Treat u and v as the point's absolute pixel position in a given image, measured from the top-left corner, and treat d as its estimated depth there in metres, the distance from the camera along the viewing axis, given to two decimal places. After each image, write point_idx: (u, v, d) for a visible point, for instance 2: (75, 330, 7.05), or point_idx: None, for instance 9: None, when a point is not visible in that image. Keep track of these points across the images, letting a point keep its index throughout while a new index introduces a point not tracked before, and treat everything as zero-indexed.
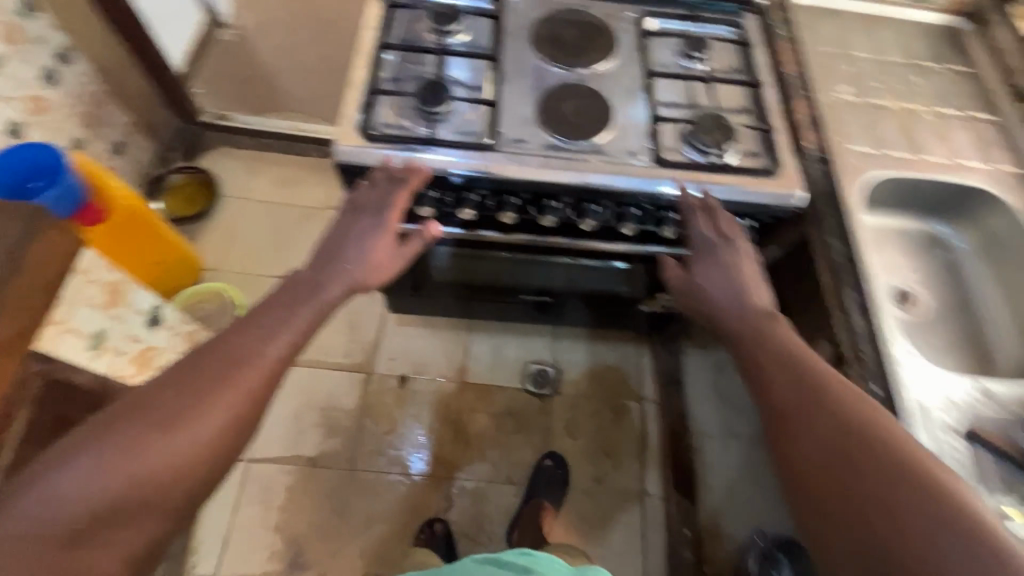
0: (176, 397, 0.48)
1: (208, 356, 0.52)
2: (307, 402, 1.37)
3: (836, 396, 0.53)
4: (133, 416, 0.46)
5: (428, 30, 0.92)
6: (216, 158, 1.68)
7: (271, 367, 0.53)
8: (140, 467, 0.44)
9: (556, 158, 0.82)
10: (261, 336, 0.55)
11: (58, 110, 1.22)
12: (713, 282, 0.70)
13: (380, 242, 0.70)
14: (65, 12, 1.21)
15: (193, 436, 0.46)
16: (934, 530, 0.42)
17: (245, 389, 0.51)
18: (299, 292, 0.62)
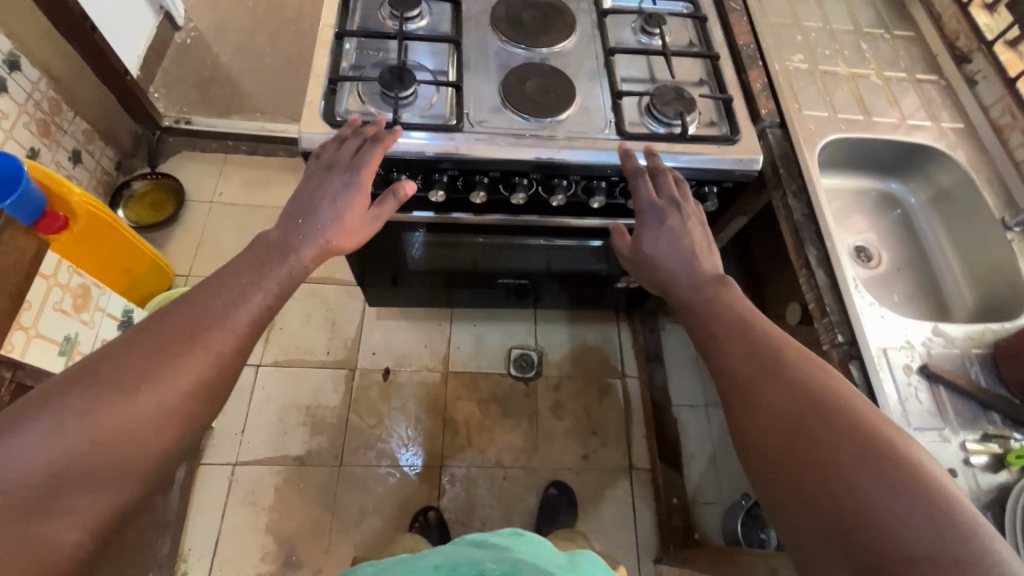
0: (145, 355, 0.49)
1: (175, 317, 0.53)
2: (290, 402, 1.36)
3: (790, 366, 0.55)
4: (101, 374, 0.47)
5: (388, 17, 0.93)
6: (179, 162, 1.63)
7: (243, 329, 0.55)
8: (108, 424, 0.45)
9: (523, 136, 0.83)
10: (228, 300, 0.56)
11: (10, 118, 1.19)
12: (661, 250, 0.72)
13: (355, 202, 0.71)
14: (12, 16, 1.17)
15: (161, 395, 0.48)
16: (889, 499, 0.44)
17: (213, 350, 0.52)
18: (271, 253, 0.63)
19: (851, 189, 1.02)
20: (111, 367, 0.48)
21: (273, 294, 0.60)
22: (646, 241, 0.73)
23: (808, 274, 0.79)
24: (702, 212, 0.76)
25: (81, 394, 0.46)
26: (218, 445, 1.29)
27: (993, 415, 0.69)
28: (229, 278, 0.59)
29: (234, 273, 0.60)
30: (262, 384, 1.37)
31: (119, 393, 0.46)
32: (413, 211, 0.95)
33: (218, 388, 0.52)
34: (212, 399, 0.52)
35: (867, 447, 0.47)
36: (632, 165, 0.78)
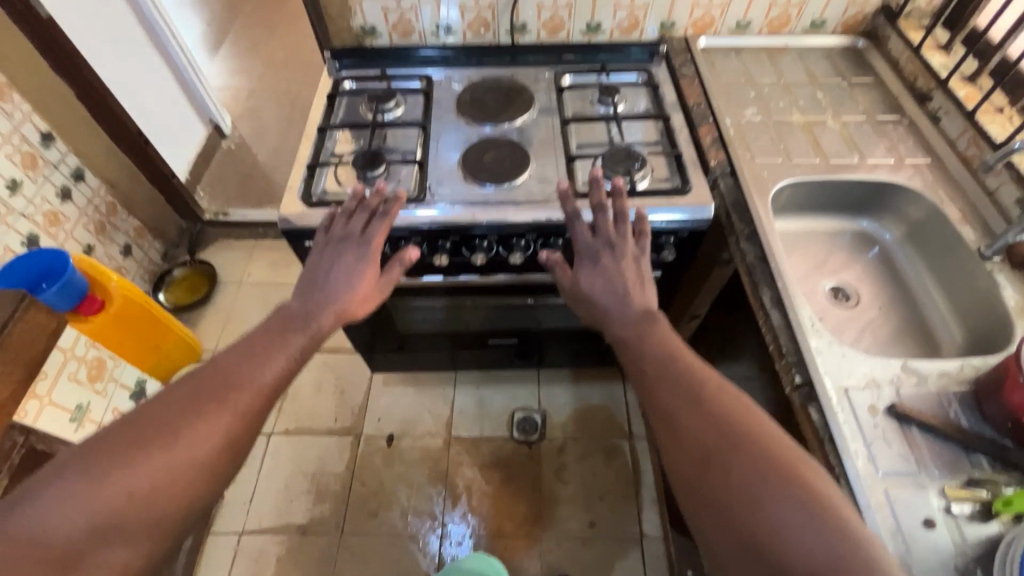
0: (178, 414, 0.54)
1: (208, 377, 0.58)
2: (298, 470, 1.40)
3: (709, 397, 0.57)
4: (137, 429, 0.52)
5: (368, 109, 1.06)
6: (215, 250, 1.84)
7: (265, 390, 0.59)
8: (141, 473, 0.49)
9: (482, 203, 0.90)
10: (258, 362, 0.61)
11: (72, 220, 1.40)
12: (595, 285, 0.74)
13: (367, 273, 0.74)
14: (79, 139, 1.42)
15: (191, 448, 0.52)
16: (793, 518, 0.47)
17: (239, 408, 0.56)
18: (292, 322, 0.67)
19: (823, 231, 1.03)
20: (148, 424, 0.52)
21: (298, 357, 0.64)
22: (583, 275, 0.76)
23: (764, 315, 0.77)
24: (643, 250, 0.77)
25: (117, 449, 0.50)
26: (227, 514, 1.33)
27: (980, 458, 0.63)
28: (255, 341, 0.64)
29: (256, 339, 0.64)
30: (273, 452, 1.42)
31: (154, 446, 0.51)
32: None
33: (242, 445, 0.56)
34: (236, 454, 0.55)
35: (774, 473, 0.50)
36: (570, 206, 0.81)
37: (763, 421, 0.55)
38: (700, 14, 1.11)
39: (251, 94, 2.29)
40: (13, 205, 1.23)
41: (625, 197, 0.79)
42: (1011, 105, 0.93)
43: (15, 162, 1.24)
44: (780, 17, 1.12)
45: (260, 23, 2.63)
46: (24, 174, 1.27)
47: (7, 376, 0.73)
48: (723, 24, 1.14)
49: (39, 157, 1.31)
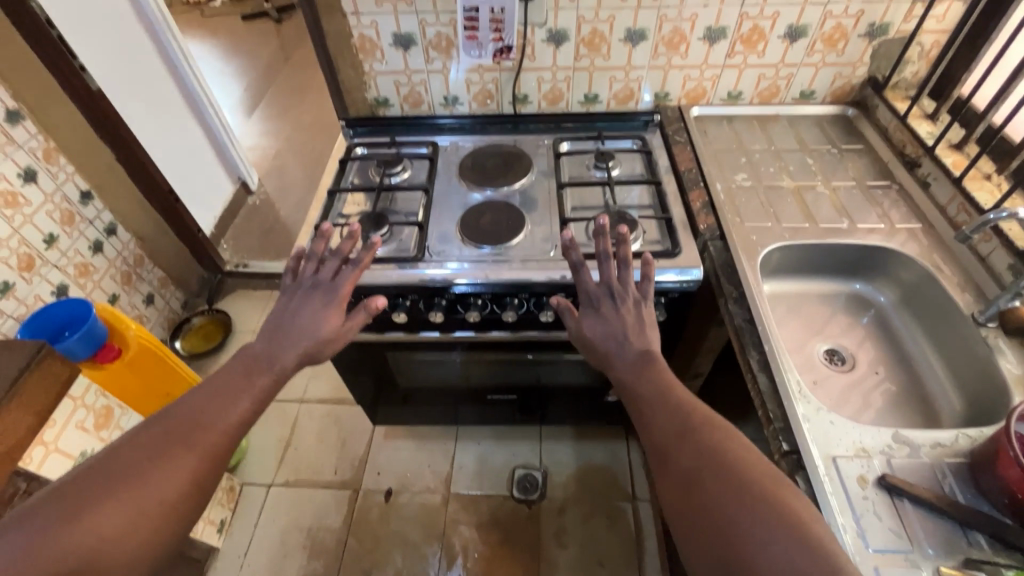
0: (145, 456, 0.55)
1: (175, 421, 0.59)
2: (293, 523, 1.38)
3: (698, 428, 0.57)
4: (103, 473, 0.53)
5: (376, 174, 1.13)
6: (232, 300, 1.91)
7: (229, 432, 0.61)
8: (105, 519, 0.50)
9: (478, 263, 0.94)
10: (225, 403, 0.62)
11: (100, 271, 1.48)
12: (594, 331, 0.75)
13: (330, 318, 0.75)
14: (114, 196, 1.53)
15: (156, 491, 0.53)
16: (769, 541, 0.46)
17: (204, 451, 0.58)
18: (257, 363, 0.68)
19: (817, 293, 1.03)
20: (113, 470, 0.53)
21: (262, 398, 0.66)
22: (582, 322, 0.77)
23: (752, 379, 0.77)
24: (649, 302, 0.76)
25: (83, 494, 0.51)
26: (220, 568, 1.32)
27: (977, 536, 0.60)
28: (223, 383, 0.64)
29: (224, 380, 0.65)
30: (271, 504, 1.42)
31: (118, 491, 0.52)
32: (385, 330, 1.05)
33: (205, 488, 0.57)
34: (199, 498, 0.56)
35: (754, 495, 0.50)
36: (575, 256, 0.80)
37: (747, 449, 0.55)
38: (693, 85, 1.17)
39: (278, 154, 2.44)
40: (48, 257, 1.32)
41: (630, 245, 0.77)
42: (999, 172, 0.95)
43: (53, 219, 1.34)
44: (769, 88, 1.17)
45: (291, 89, 2.83)
46: (61, 229, 1.36)
47: (18, 424, 0.76)
48: (715, 95, 1.19)
49: (76, 214, 1.41)
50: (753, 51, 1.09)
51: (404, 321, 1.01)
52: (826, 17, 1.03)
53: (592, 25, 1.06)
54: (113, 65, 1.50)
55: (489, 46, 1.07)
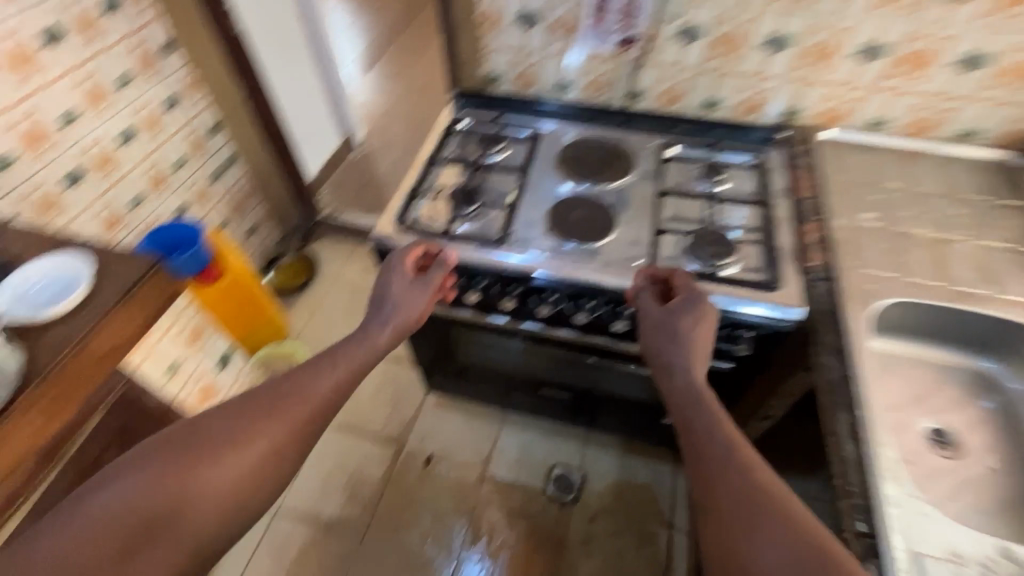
0: (237, 421, 0.57)
1: (268, 388, 0.61)
2: (339, 465, 1.46)
3: (768, 509, 0.51)
4: (196, 433, 0.55)
5: (475, 151, 1.13)
6: (322, 245, 2.02)
7: (316, 404, 0.62)
8: (196, 476, 0.52)
9: (561, 257, 0.92)
10: (313, 377, 0.64)
11: (216, 198, 1.62)
12: (686, 334, 0.72)
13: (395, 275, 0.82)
14: (238, 131, 1.65)
15: (244, 455, 0.55)
16: None
17: (291, 421, 0.59)
18: (350, 342, 0.71)
19: (933, 361, 0.91)
20: (210, 428, 0.56)
21: (355, 374, 0.68)
22: (665, 324, 0.75)
23: (835, 444, 0.69)
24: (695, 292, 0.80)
25: (178, 450, 0.53)
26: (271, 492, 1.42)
27: None
28: (315, 359, 0.67)
29: (318, 356, 0.68)
30: (322, 443, 1.50)
31: (214, 450, 0.54)
32: (456, 307, 1.06)
33: (286, 460, 0.58)
34: (279, 469, 0.57)
35: None
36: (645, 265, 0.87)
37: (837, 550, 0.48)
38: (833, 105, 1.04)
39: (386, 113, 2.53)
40: (175, 178, 1.46)
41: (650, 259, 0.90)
42: None
43: (186, 145, 1.47)
44: (925, 119, 1.02)
45: (409, 52, 2.90)
46: (190, 154, 1.50)
47: (127, 325, 0.84)
48: (856, 119, 1.06)
49: (204, 143, 1.54)
50: (915, 75, 0.96)
51: (475, 301, 1.02)
52: (1019, 47, 0.88)
53: (731, 25, 0.98)
54: (256, 9, 1.60)
55: (614, 35, 1.01)
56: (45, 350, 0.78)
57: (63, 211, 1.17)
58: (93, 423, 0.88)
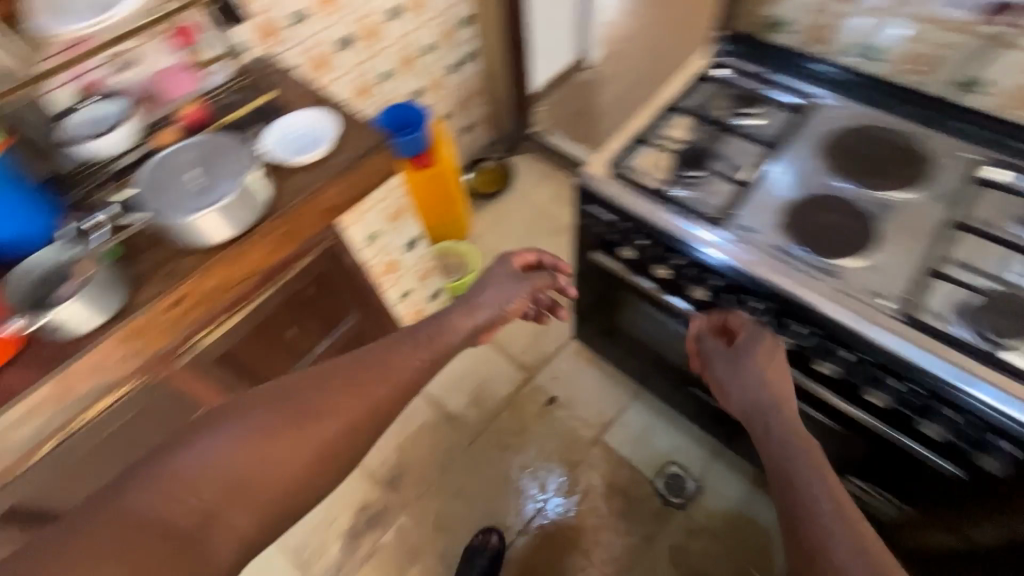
0: (313, 396, 0.66)
1: (352, 363, 0.70)
2: (472, 369, 1.54)
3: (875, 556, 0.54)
4: (271, 405, 0.64)
5: (724, 107, 0.97)
6: (522, 161, 2.03)
7: (404, 380, 0.70)
8: (280, 445, 0.61)
9: (787, 264, 0.79)
10: (390, 354, 0.72)
11: (447, 90, 1.70)
12: (761, 370, 0.75)
13: (502, 282, 0.90)
14: (485, 28, 1.68)
15: (322, 429, 0.63)
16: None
17: (370, 399, 0.67)
18: (438, 330, 0.78)
19: None
20: (292, 399, 0.65)
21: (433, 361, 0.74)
22: (736, 363, 0.77)
23: None
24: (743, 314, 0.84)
25: (249, 417, 0.62)
26: None
27: None
28: (401, 337, 0.75)
29: (405, 334, 0.76)
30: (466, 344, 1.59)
31: (291, 425, 0.63)
32: (638, 276, 0.99)
33: (359, 438, 0.66)
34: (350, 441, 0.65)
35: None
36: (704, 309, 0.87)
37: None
38: None
39: None
40: (420, 62, 1.55)
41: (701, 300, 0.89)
42: None
43: (438, 31, 1.54)
44: None
45: None
46: (439, 41, 1.57)
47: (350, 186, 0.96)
48: None
49: (453, 32, 1.59)
50: None
51: (662, 276, 0.94)
52: None
53: None
54: None
55: None
56: (288, 190, 0.92)
57: (331, 69, 1.33)
58: (302, 264, 1.02)
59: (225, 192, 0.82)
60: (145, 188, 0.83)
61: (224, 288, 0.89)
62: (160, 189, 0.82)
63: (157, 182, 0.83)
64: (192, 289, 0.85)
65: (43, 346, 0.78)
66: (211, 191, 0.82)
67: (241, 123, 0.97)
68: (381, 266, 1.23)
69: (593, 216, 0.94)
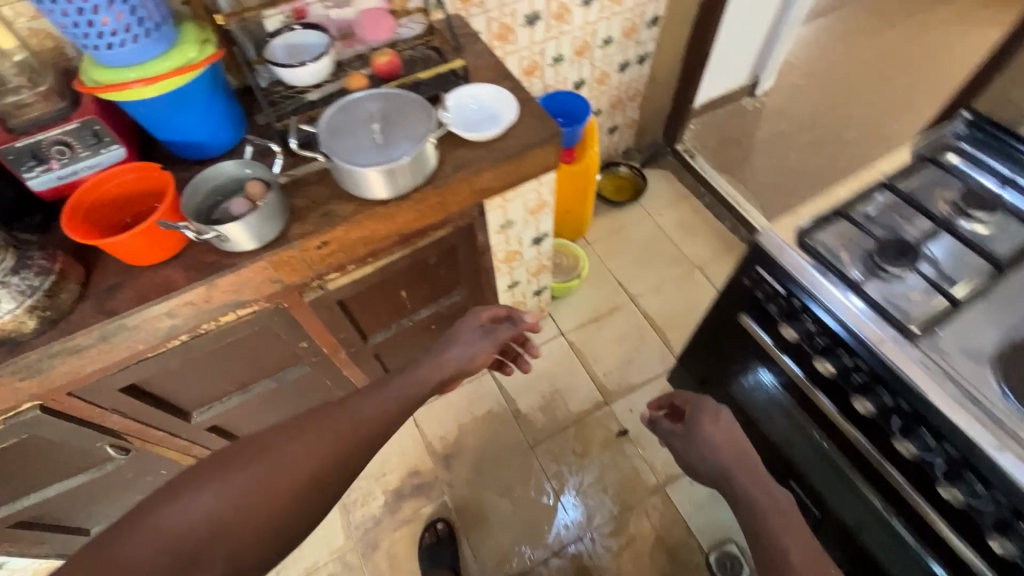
0: (293, 437, 0.62)
1: (327, 407, 0.68)
2: (550, 374, 1.51)
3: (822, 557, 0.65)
4: (252, 446, 0.61)
5: (946, 202, 0.83)
6: (657, 175, 1.92)
7: (380, 423, 0.68)
8: (259, 492, 0.57)
9: (986, 408, 0.65)
10: (354, 405, 0.69)
11: (608, 87, 1.63)
12: (714, 436, 0.83)
13: (473, 326, 0.96)
14: (668, 34, 1.58)
15: (301, 467, 0.60)
16: None
17: (347, 439, 0.64)
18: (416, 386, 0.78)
19: None
20: (273, 443, 0.61)
21: (399, 412, 0.71)
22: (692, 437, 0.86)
23: None
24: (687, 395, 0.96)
25: (233, 464, 0.59)
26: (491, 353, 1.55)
27: None
28: (381, 388, 0.74)
29: (386, 387, 0.76)
30: (551, 346, 1.56)
31: (271, 464, 0.60)
32: (786, 356, 0.87)
33: (341, 477, 0.63)
34: (323, 488, 0.61)
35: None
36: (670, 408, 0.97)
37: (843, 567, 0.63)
38: None
39: (806, 74, 2.15)
40: (594, 53, 1.48)
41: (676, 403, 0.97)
42: None
43: (622, 27, 1.46)
44: None
45: (879, 15, 2.33)
46: (619, 37, 1.49)
47: (508, 174, 0.94)
48: None
49: (636, 30, 1.50)
50: None
51: (819, 369, 0.82)
52: None
53: None
54: None
55: None
56: (450, 163, 0.90)
57: (510, 42, 1.30)
58: (439, 234, 1.02)
59: (400, 148, 0.80)
60: (324, 130, 0.82)
61: (365, 241, 0.90)
62: (338, 134, 0.82)
63: (337, 126, 0.82)
64: (338, 237, 0.86)
65: (202, 252, 0.82)
66: (386, 148, 0.80)
67: (423, 85, 0.96)
68: (503, 254, 1.21)
69: (758, 279, 0.84)
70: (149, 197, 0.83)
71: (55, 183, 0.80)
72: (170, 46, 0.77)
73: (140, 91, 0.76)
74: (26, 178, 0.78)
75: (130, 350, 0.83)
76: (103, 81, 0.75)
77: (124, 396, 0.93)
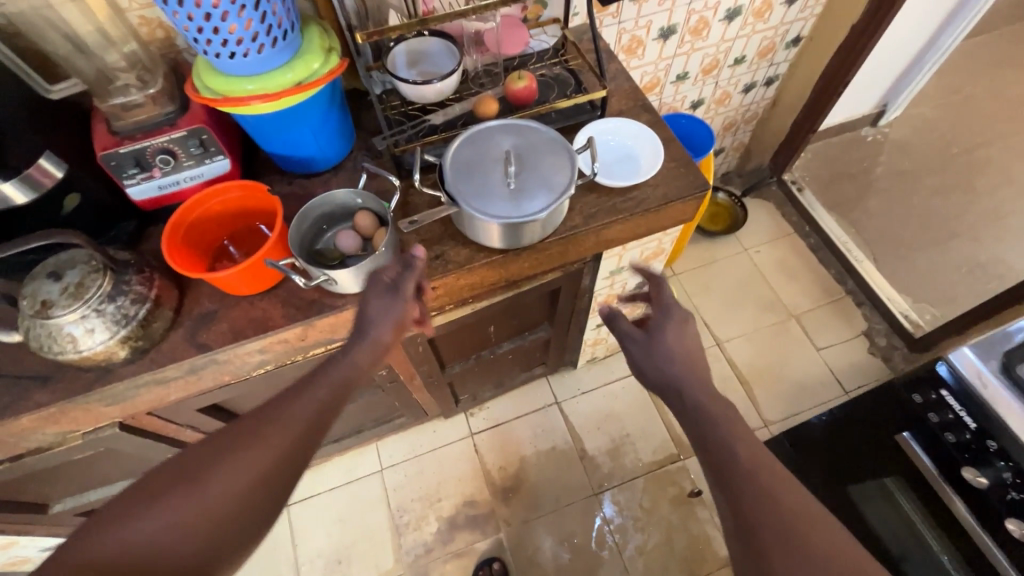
0: (219, 450, 0.50)
1: (258, 409, 0.54)
2: (620, 415, 1.41)
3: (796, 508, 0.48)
4: (170, 469, 0.49)
5: None
6: (757, 206, 1.75)
7: (319, 414, 0.56)
8: (185, 521, 0.46)
9: None
10: (289, 402, 0.55)
11: (727, 108, 1.47)
12: (676, 345, 0.61)
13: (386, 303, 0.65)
14: (807, 55, 1.41)
15: (227, 483, 0.49)
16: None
17: (281, 445, 0.52)
18: (356, 374, 0.61)
19: None
20: (196, 462, 0.49)
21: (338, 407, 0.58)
22: (649, 344, 0.62)
23: None
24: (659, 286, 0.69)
25: (144, 497, 0.47)
26: (561, 382, 1.46)
27: None
28: (317, 375, 0.59)
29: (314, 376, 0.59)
30: (624, 384, 1.45)
31: (191, 485, 0.48)
32: (957, 496, 0.76)
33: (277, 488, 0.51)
34: (266, 498, 0.50)
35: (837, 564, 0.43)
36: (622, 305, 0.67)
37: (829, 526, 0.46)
38: None
39: (939, 106, 1.91)
40: (722, 72, 1.32)
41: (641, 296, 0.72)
42: None
43: (759, 46, 1.30)
44: None
45: None
46: (754, 57, 1.32)
47: (640, 228, 0.82)
48: None
49: (772, 50, 1.34)
50: None
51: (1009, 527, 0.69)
52: None
53: None
54: None
55: None
56: (578, 212, 0.79)
57: (637, 57, 1.16)
58: (546, 279, 0.91)
59: (537, 200, 0.69)
60: (452, 164, 0.72)
61: (473, 287, 0.80)
62: (469, 172, 0.71)
63: (467, 162, 0.72)
64: (447, 282, 0.76)
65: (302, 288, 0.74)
66: (521, 199, 0.70)
67: (556, 117, 0.84)
68: (602, 297, 1.08)
69: (940, 402, 0.77)
70: (250, 215, 0.76)
71: (155, 193, 0.73)
72: (293, 56, 0.68)
73: (257, 107, 0.68)
74: (126, 185, 0.71)
75: (215, 381, 0.76)
76: (222, 92, 0.67)
77: (199, 414, 0.88)
